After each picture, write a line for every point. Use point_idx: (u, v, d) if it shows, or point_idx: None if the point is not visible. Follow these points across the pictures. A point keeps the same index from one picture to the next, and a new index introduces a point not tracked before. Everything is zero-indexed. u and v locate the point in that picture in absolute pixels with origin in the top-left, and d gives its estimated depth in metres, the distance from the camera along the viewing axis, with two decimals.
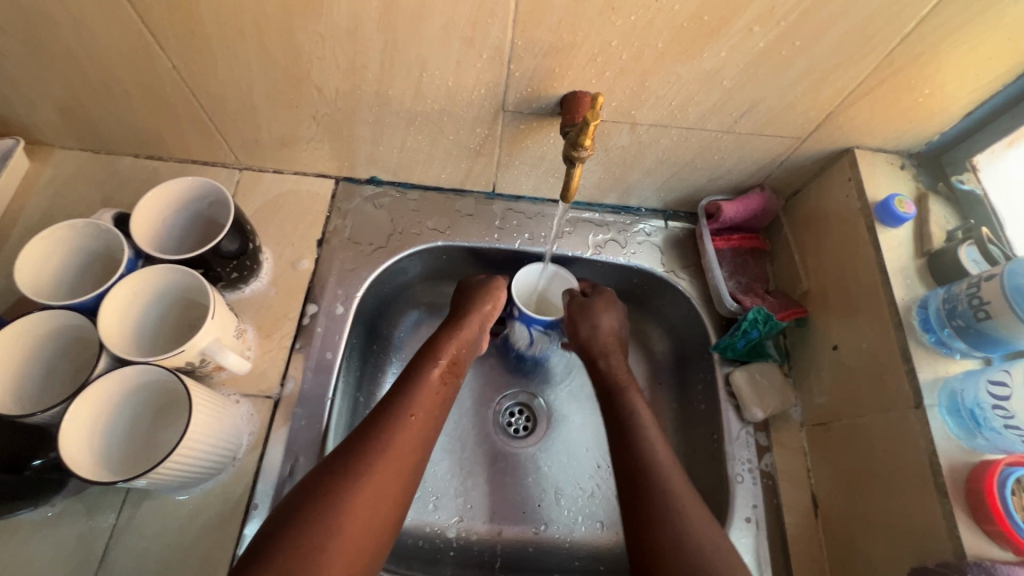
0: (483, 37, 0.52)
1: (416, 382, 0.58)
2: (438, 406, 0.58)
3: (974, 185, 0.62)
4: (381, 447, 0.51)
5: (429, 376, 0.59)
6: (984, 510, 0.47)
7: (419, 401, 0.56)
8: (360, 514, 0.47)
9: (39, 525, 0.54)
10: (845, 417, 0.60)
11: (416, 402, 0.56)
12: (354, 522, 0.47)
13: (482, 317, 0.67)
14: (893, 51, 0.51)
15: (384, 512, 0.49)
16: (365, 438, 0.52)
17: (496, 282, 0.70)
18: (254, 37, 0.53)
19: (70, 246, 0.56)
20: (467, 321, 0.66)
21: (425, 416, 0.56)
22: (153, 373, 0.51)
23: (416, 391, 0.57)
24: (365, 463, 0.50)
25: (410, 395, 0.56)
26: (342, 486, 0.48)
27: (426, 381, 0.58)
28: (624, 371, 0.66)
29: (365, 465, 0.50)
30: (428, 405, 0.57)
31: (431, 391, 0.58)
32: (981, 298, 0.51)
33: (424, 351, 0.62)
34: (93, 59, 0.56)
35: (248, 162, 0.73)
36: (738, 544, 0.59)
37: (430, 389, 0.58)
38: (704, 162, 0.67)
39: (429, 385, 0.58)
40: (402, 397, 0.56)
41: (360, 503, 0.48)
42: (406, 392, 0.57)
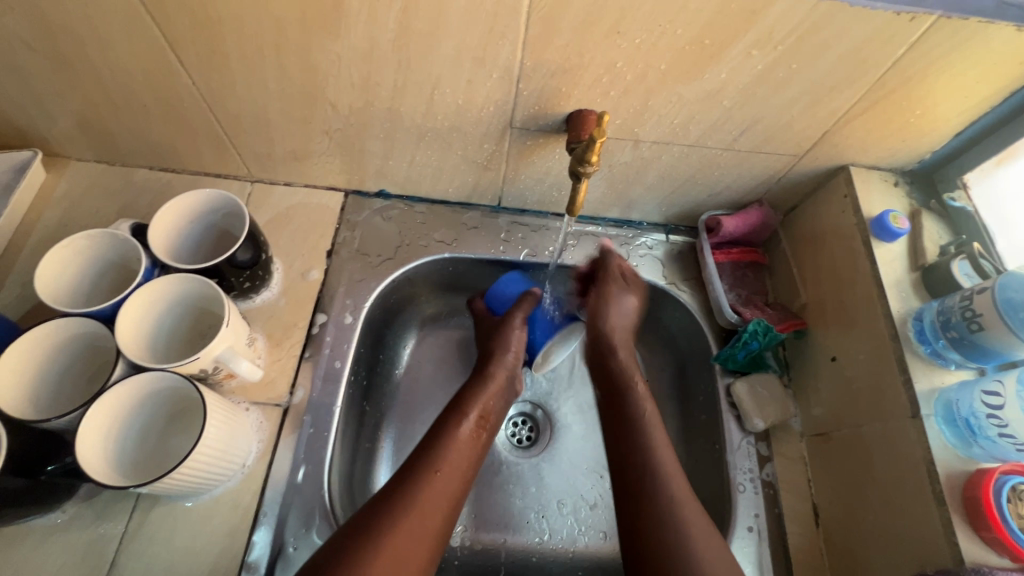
0: (493, 57, 0.54)
1: (446, 438, 0.59)
2: (470, 464, 0.59)
3: (965, 203, 0.64)
4: (398, 515, 0.50)
5: (457, 431, 0.60)
6: (981, 518, 0.48)
7: (449, 457, 0.57)
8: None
9: (50, 531, 0.55)
10: (844, 427, 0.61)
11: (446, 458, 0.57)
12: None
13: (508, 358, 0.69)
14: (884, 74, 0.54)
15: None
16: (385, 507, 0.51)
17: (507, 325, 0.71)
18: (273, 55, 0.55)
19: (88, 255, 0.58)
20: (496, 367, 0.68)
21: (455, 471, 0.57)
22: (167, 380, 0.52)
23: (446, 446, 0.58)
24: (382, 536, 0.48)
25: (440, 449, 0.57)
26: (355, 560, 0.46)
27: (456, 435, 0.59)
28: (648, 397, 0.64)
29: (379, 535, 0.48)
30: (458, 461, 0.58)
31: (459, 445, 0.59)
32: (973, 311, 0.53)
33: (452, 407, 0.63)
34: (116, 75, 0.58)
35: (260, 175, 0.74)
36: (741, 553, 0.60)
37: (458, 444, 0.59)
38: (704, 179, 0.70)
39: (458, 439, 0.59)
40: (433, 453, 0.57)
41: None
42: (437, 449, 0.57)
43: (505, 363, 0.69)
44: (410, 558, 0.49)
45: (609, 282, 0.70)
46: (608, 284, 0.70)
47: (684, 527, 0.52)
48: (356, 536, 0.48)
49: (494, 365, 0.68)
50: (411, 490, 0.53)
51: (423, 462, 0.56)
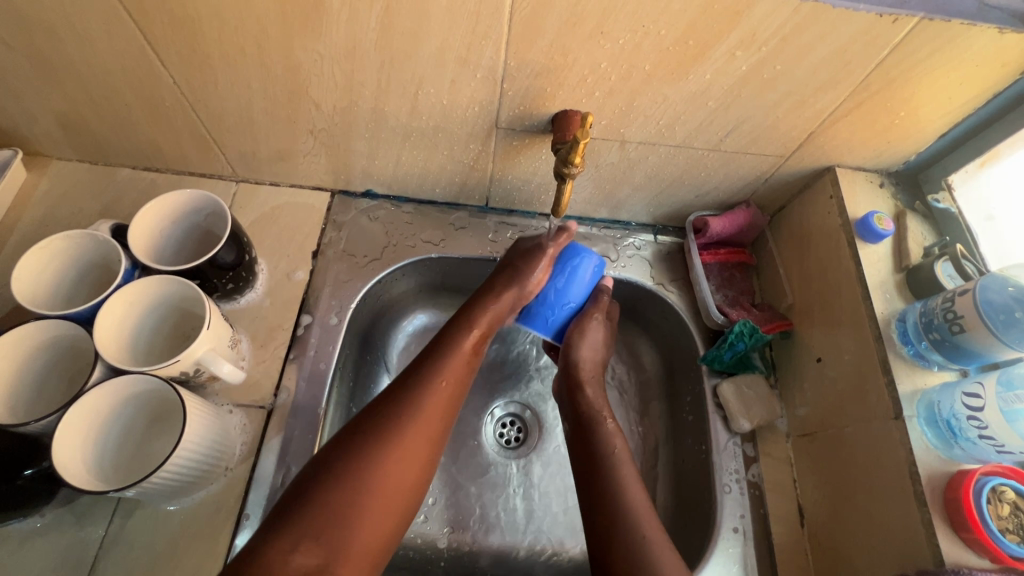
0: (477, 57, 0.53)
1: (447, 353, 0.56)
2: (467, 375, 0.57)
3: (948, 204, 0.64)
4: (404, 420, 0.50)
5: (461, 343, 0.58)
6: (962, 519, 0.48)
7: (450, 367, 0.55)
8: (388, 486, 0.47)
9: (28, 535, 0.54)
10: (829, 428, 0.61)
11: (449, 369, 0.55)
12: (380, 495, 0.46)
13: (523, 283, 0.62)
14: (868, 75, 0.54)
15: (404, 484, 0.48)
16: (388, 407, 0.50)
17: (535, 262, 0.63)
18: (255, 54, 0.54)
19: (68, 256, 0.57)
20: (507, 291, 0.62)
21: (455, 386, 0.55)
22: (148, 383, 0.52)
23: (448, 359, 0.56)
24: (393, 438, 0.49)
25: (441, 363, 0.55)
26: (356, 463, 0.46)
27: (458, 347, 0.57)
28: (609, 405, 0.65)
29: (387, 437, 0.48)
30: (457, 374, 0.56)
31: (461, 358, 0.57)
32: (955, 312, 0.53)
33: (457, 320, 0.60)
34: (95, 73, 0.57)
35: (245, 174, 0.74)
36: (726, 554, 0.60)
37: (461, 355, 0.57)
38: (691, 179, 0.69)
39: (461, 352, 0.57)
40: (435, 364, 0.55)
41: (390, 479, 0.47)
42: (440, 359, 0.56)
43: (518, 287, 0.62)
44: (415, 458, 0.49)
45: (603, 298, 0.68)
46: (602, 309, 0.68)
47: (630, 507, 0.53)
48: (362, 435, 0.48)
49: (506, 286, 0.62)
50: (415, 393, 0.52)
51: (425, 371, 0.54)
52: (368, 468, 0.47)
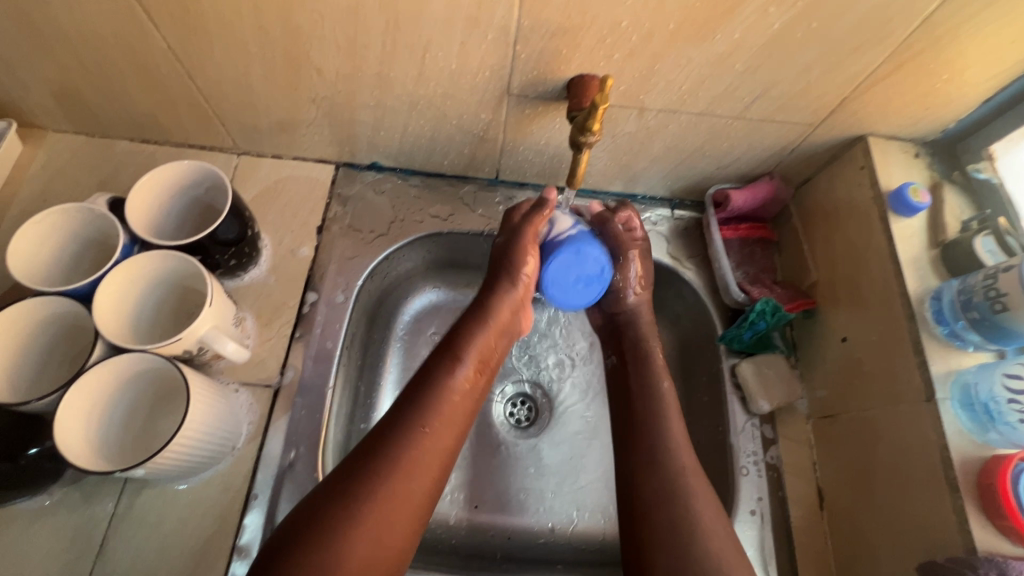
0: (488, 17, 0.50)
1: (438, 392, 0.52)
2: (461, 415, 0.53)
3: (990, 174, 0.60)
4: (377, 485, 0.46)
5: (449, 381, 0.53)
6: (996, 505, 0.46)
7: (441, 411, 0.52)
8: (369, 551, 0.44)
9: (37, 513, 0.54)
10: (853, 410, 0.59)
11: (434, 415, 0.51)
12: (350, 569, 0.43)
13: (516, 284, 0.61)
14: (911, 34, 0.50)
15: (389, 547, 0.45)
16: (357, 475, 0.47)
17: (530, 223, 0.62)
18: (252, 15, 0.51)
19: (65, 231, 0.55)
20: (498, 306, 0.60)
21: (441, 433, 0.51)
22: (150, 362, 0.50)
23: (436, 400, 0.52)
24: (362, 505, 0.45)
25: (426, 407, 0.51)
26: (327, 539, 0.43)
27: (443, 388, 0.53)
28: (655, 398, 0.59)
29: (358, 506, 0.45)
30: (448, 417, 0.52)
31: (450, 399, 0.53)
32: (998, 290, 0.50)
33: (441, 352, 0.56)
34: (85, 37, 0.54)
35: (247, 147, 0.71)
36: (744, 537, 0.58)
37: (450, 394, 0.53)
38: (713, 150, 0.66)
39: (449, 393, 0.53)
40: (420, 408, 0.51)
41: (364, 550, 0.44)
42: (426, 402, 0.52)
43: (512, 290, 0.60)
44: (401, 517, 0.46)
45: (627, 257, 0.64)
46: (629, 258, 0.65)
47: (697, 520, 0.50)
48: (330, 506, 0.45)
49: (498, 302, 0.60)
50: (394, 454, 0.48)
51: (408, 420, 0.50)
52: (334, 547, 0.43)
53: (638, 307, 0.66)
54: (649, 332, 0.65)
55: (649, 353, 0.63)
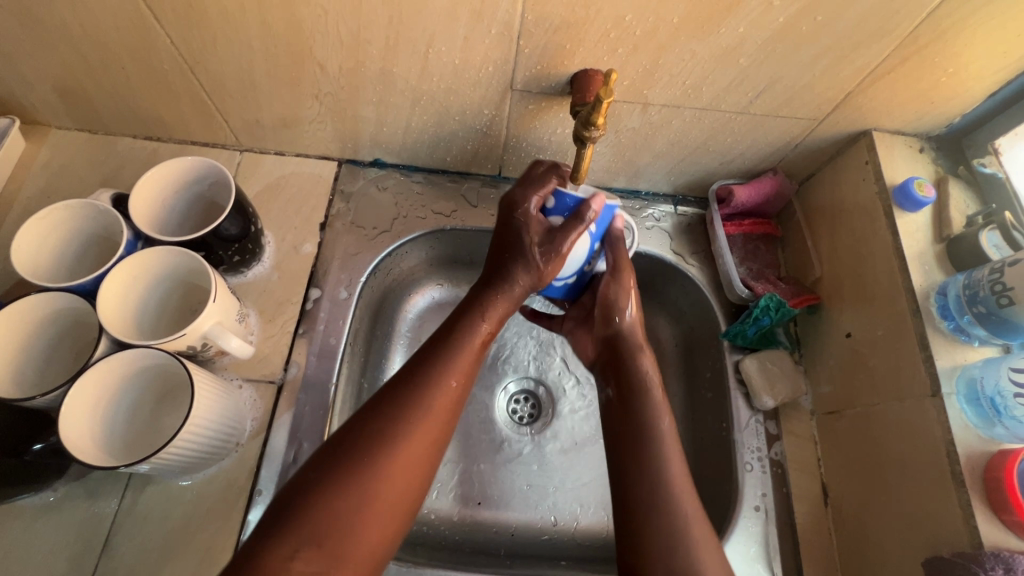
0: (492, 11, 0.50)
1: (456, 342, 0.52)
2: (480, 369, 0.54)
3: (996, 168, 0.60)
4: (407, 425, 0.46)
5: (472, 334, 0.54)
6: (1002, 500, 0.46)
7: (464, 363, 0.52)
8: (394, 494, 0.44)
9: (41, 509, 0.54)
10: (858, 406, 0.58)
11: (458, 366, 0.51)
12: (378, 511, 0.42)
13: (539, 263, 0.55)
14: (917, 27, 0.49)
15: (410, 494, 0.45)
16: (394, 412, 0.46)
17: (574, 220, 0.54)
18: (255, 10, 0.51)
19: (68, 228, 0.55)
20: (521, 274, 0.56)
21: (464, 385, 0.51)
22: (155, 358, 0.50)
23: (460, 351, 0.52)
24: (396, 446, 0.45)
25: (452, 356, 0.51)
26: (357, 477, 0.42)
27: (468, 339, 0.53)
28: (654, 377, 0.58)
29: (390, 446, 0.44)
30: (467, 370, 0.52)
31: (471, 352, 0.53)
32: (1004, 284, 0.50)
33: (467, 309, 0.56)
34: (88, 33, 0.54)
35: (250, 143, 0.71)
36: (748, 532, 0.58)
37: (473, 347, 0.53)
38: (717, 145, 0.66)
39: (470, 346, 0.53)
40: (446, 356, 0.51)
41: (396, 491, 0.44)
42: (449, 349, 0.52)
43: (536, 272, 0.55)
44: (422, 459, 0.46)
45: (622, 270, 0.60)
46: (624, 272, 0.60)
47: (671, 488, 0.50)
48: (364, 447, 0.44)
49: (520, 269, 0.56)
50: (421, 394, 0.48)
51: (435, 364, 0.50)
52: (366, 483, 0.43)
53: (632, 328, 0.61)
54: (643, 353, 0.59)
55: (647, 383, 0.57)
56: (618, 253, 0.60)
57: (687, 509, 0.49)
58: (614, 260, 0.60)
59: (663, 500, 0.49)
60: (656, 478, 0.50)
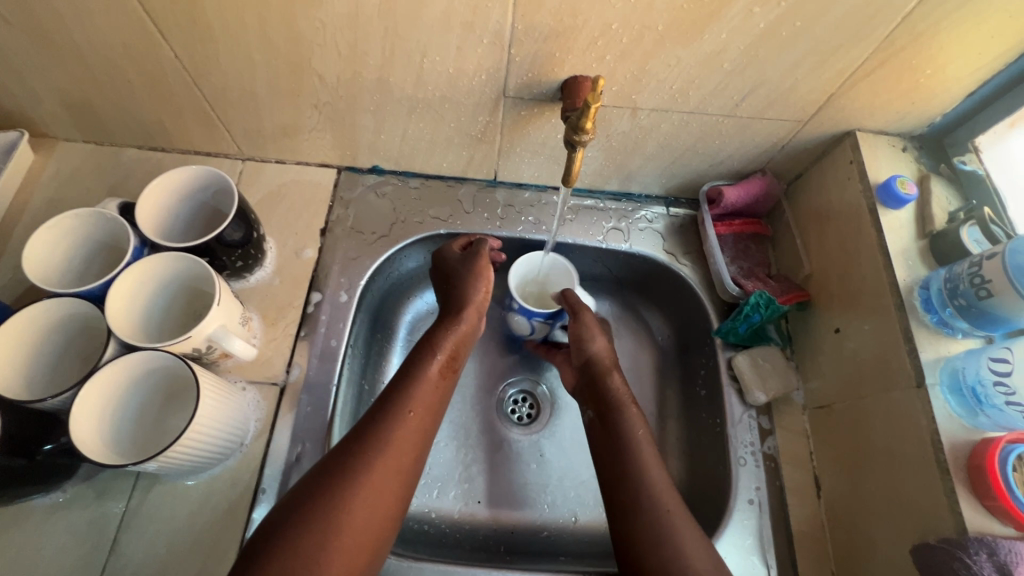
0: (483, 22, 0.52)
1: (415, 380, 0.56)
2: (439, 401, 0.57)
3: (976, 165, 0.62)
4: (366, 463, 0.49)
5: (425, 370, 0.57)
6: (985, 487, 0.47)
7: (420, 396, 0.55)
8: (359, 526, 0.46)
9: (52, 509, 0.55)
10: (847, 399, 0.60)
11: (416, 399, 0.54)
12: (345, 546, 0.45)
13: (474, 296, 0.63)
14: (893, 32, 0.51)
15: (376, 524, 0.48)
16: (354, 452, 0.49)
17: (479, 249, 0.66)
18: (256, 25, 0.53)
19: (77, 235, 0.57)
20: (467, 309, 0.62)
21: (424, 413, 0.54)
22: (161, 361, 0.52)
23: (417, 387, 0.55)
24: (353, 482, 0.48)
25: (410, 391, 0.54)
26: (326, 504, 0.46)
27: (423, 376, 0.56)
28: (626, 392, 0.62)
29: (350, 483, 0.47)
30: (427, 401, 0.55)
31: (429, 385, 0.56)
32: (983, 277, 0.51)
33: (420, 346, 0.59)
34: (95, 49, 0.56)
35: (251, 152, 0.73)
36: (742, 526, 0.60)
37: (429, 382, 0.56)
38: (705, 147, 0.67)
39: (426, 380, 0.56)
40: (402, 393, 0.54)
41: (356, 526, 0.46)
42: (406, 390, 0.55)
43: (476, 295, 0.63)
44: (383, 493, 0.49)
45: (580, 313, 0.67)
46: (582, 313, 0.67)
47: (649, 486, 0.53)
48: (323, 484, 0.47)
49: (465, 305, 0.62)
50: (379, 433, 0.51)
51: (390, 406, 0.53)
52: (327, 519, 0.45)
53: (601, 352, 0.65)
54: (612, 373, 0.64)
55: (620, 401, 0.61)
56: (573, 301, 0.67)
57: (669, 504, 0.52)
58: (572, 305, 0.67)
59: (642, 497, 0.52)
60: (638, 481, 0.54)
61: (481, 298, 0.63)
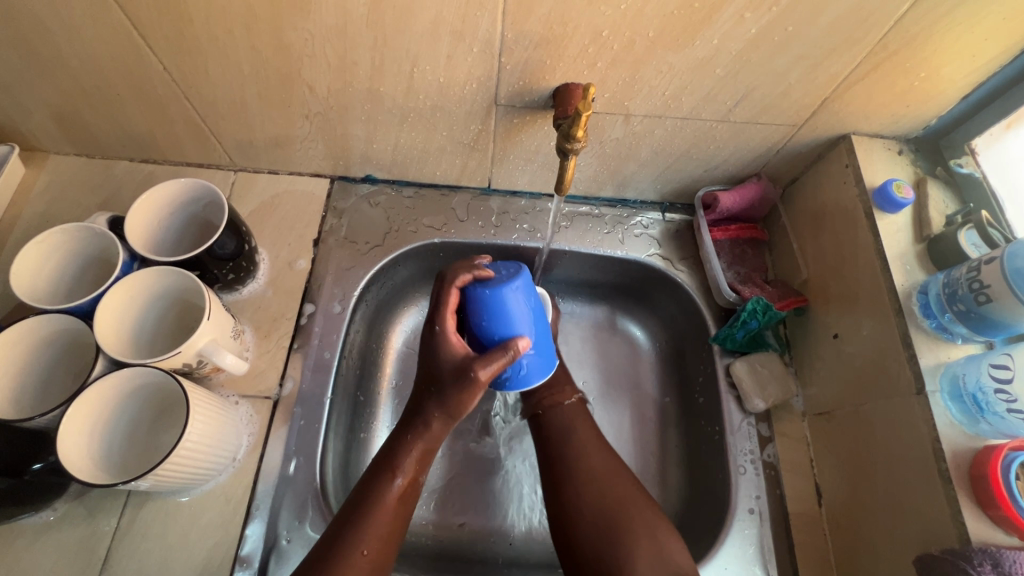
0: (472, 30, 0.51)
1: (375, 511, 0.50)
2: (396, 529, 0.51)
3: (972, 168, 0.62)
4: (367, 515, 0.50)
5: (384, 496, 0.51)
6: (988, 496, 0.46)
7: (374, 528, 0.50)
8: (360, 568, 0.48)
9: (42, 529, 0.54)
10: (848, 405, 0.59)
11: (371, 529, 0.49)
12: None
13: (450, 413, 0.52)
14: (886, 35, 0.51)
15: (375, 567, 0.49)
16: (321, 566, 0.47)
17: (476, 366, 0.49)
18: (243, 37, 0.53)
19: (66, 251, 0.57)
20: (434, 425, 0.53)
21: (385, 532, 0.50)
22: (151, 376, 0.51)
23: (371, 519, 0.50)
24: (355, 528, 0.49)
25: (364, 521, 0.49)
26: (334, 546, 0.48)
27: (379, 502, 0.51)
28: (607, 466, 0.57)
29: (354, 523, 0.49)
30: (382, 532, 0.50)
31: (387, 511, 0.51)
32: (981, 282, 0.51)
33: (379, 464, 0.53)
34: (83, 63, 0.56)
35: (243, 163, 0.72)
36: (741, 536, 0.59)
37: (387, 511, 0.51)
38: (700, 153, 0.67)
39: (383, 508, 0.51)
40: (356, 525, 0.49)
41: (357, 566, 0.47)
42: (360, 520, 0.50)
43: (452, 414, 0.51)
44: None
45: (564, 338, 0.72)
46: None
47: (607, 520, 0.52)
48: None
49: (435, 417, 0.52)
50: (369, 498, 0.51)
51: (343, 536, 0.48)
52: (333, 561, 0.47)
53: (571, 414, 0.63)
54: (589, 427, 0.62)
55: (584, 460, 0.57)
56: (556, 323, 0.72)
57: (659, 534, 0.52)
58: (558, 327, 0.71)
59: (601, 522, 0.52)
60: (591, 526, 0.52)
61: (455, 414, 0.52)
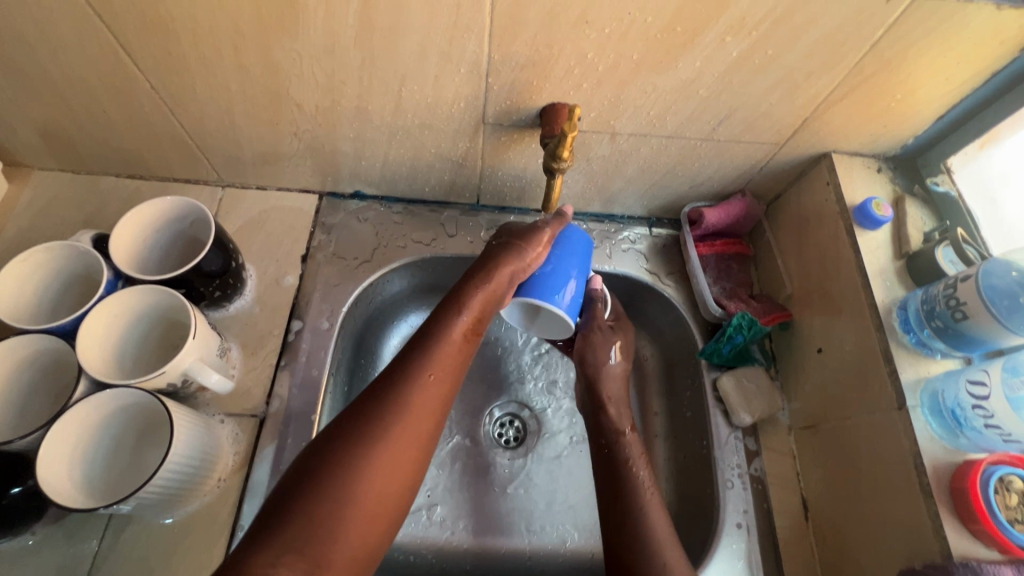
0: (459, 52, 0.52)
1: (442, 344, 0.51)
2: (458, 366, 0.52)
3: (948, 187, 0.63)
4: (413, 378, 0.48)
5: (451, 330, 0.52)
6: (969, 510, 0.47)
7: (439, 360, 0.50)
8: (394, 457, 0.44)
9: (20, 553, 0.53)
10: (833, 419, 0.60)
11: (435, 362, 0.50)
12: (366, 495, 0.42)
13: (517, 260, 0.57)
14: (863, 58, 0.52)
15: (414, 449, 0.46)
16: (350, 441, 0.44)
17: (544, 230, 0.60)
18: (232, 56, 0.53)
19: (48, 269, 0.56)
20: (500, 273, 0.56)
21: (443, 379, 0.50)
22: (134, 397, 0.51)
23: (437, 348, 0.51)
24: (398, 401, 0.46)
25: (427, 355, 0.50)
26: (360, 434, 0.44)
27: (447, 337, 0.52)
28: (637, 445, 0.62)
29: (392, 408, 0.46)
30: (447, 364, 0.51)
31: (452, 348, 0.52)
32: (958, 299, 0.52)
33: (448, 301, 0.55)
34: (69, 80, 0.56)
35: (231, 179, 0.72)
36: (729, 551, 0.59)
37: (452, 345, 0.52)
38: (685, 170, 0.68)
39: (449, 343, 0.52)
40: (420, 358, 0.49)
41: (387, 455, 0.44)
42: (426, 354, 0.50)
43: (520, 261, 0.57)
44: (398, 469, 0.44)
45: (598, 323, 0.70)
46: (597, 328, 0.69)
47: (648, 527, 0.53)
48: (316, 476, 0.42)
49: (504, 264, 0.57)
50: (419, 356, 0.50)
51: (406, 370, 0.49)
52: (359, 449, 0.43)
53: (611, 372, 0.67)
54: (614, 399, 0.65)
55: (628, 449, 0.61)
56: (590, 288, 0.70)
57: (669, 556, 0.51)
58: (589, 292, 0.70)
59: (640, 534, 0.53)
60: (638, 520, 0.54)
61: (522, 265, 0.58)
